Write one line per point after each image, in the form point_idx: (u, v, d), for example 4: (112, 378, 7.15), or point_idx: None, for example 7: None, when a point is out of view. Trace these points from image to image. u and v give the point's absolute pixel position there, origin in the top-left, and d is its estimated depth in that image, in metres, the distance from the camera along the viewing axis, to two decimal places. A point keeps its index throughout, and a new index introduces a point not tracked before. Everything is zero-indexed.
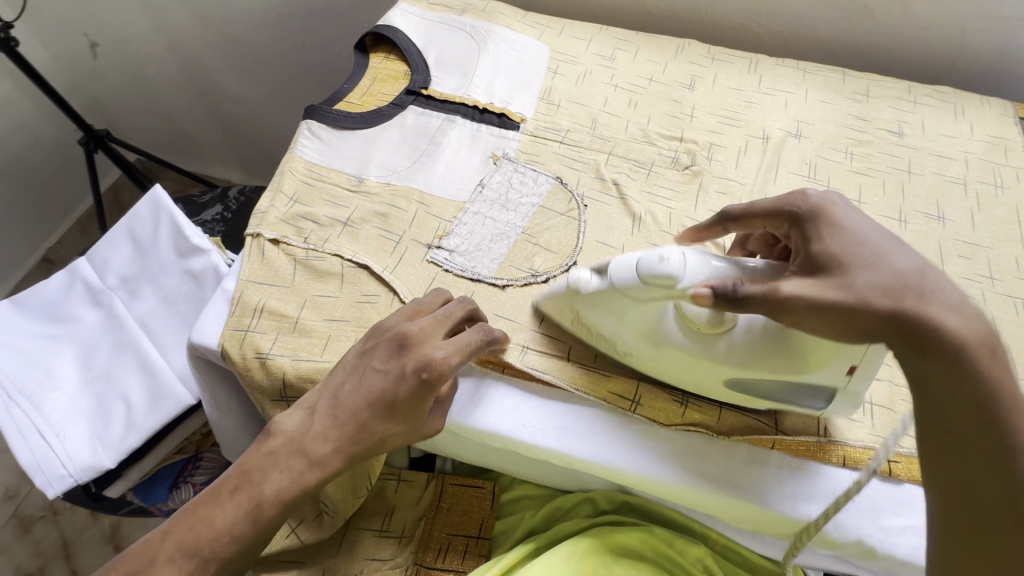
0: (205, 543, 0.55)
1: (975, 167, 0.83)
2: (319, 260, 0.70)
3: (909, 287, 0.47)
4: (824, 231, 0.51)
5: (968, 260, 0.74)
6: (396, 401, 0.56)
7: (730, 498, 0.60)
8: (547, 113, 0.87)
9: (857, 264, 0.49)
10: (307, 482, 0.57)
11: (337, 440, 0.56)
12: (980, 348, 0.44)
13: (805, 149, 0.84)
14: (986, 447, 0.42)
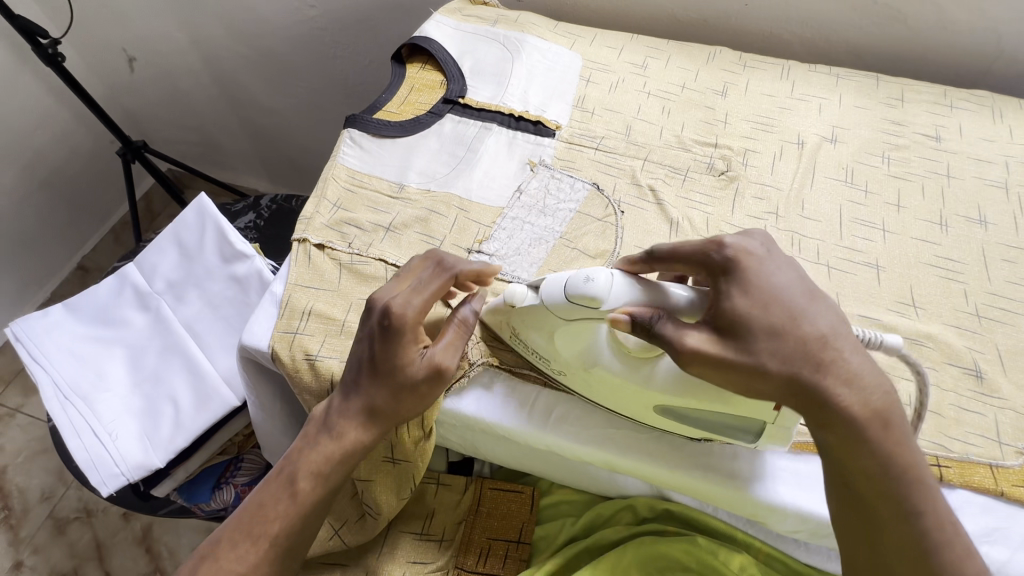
0: (255, 526, 0.59)
1: (1016, 171, 0.82)
2: (363, 265, 0.72)
3: (813, 356, 0.48)
4: (737, 286, 0.50)
5: (1012, 264, 0.73)
6: (379, 357, 0.59)
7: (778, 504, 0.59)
8: (582, 120, 0.89)
9: (762, 330, 0.49)
10: (332, 454, 0.59)
11: (354, 411, 0.59)
12: (879, 425, 0.48)
13: (841, 154, 0.84)
14: (893, 536, 0.49)
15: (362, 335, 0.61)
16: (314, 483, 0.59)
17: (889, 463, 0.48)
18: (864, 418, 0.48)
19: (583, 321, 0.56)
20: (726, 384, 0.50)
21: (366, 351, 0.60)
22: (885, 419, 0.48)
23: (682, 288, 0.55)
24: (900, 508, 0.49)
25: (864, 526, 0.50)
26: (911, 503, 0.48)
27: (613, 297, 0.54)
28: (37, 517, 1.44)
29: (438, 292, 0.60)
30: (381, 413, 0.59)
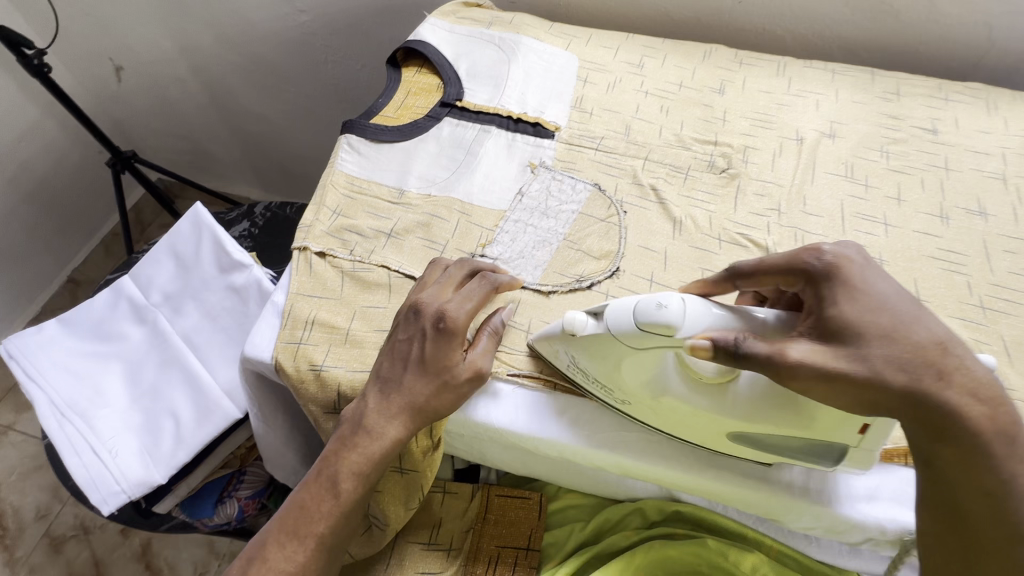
0: (298, 524, 0.59)
1: (1013, 162, 0.83)
2: (366, 272, 0.71)
3: (934, 365, 0.48)
4: (841, 295, 0.51)
5: (1014, 255, 0.74)
6: (427, 358, 0.60)
7: (794, 501, 0.59)
8: (581, 121, 0.88)
9: (874, 334, 0.49)
10: (369, 454, 0.58)
11: (394, 410, 0.59)
12: (1004, 442, 0.48)
13: (840, 149, 0.84)
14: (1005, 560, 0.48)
15: (405, 336, 0.61)
16: (353, 482, 0.59)
17: (1010, 486, 0.48)
18: (990, 432, 0.48)
19: (652, 349, 0.54)
20: (842, 394, 0.49)
21: (411, 354, 0.60)
22: (1004, 434, 0.48)
23: (761, 309, 0.55)
24: (1015, 533, 0.48)
25: (965, 548, 0.50)
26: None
27: (685, 327, 0.52)
28: (33, 536, 1.42)
29: (481, 297, 0.63)
30: (421, 410, 0.59)
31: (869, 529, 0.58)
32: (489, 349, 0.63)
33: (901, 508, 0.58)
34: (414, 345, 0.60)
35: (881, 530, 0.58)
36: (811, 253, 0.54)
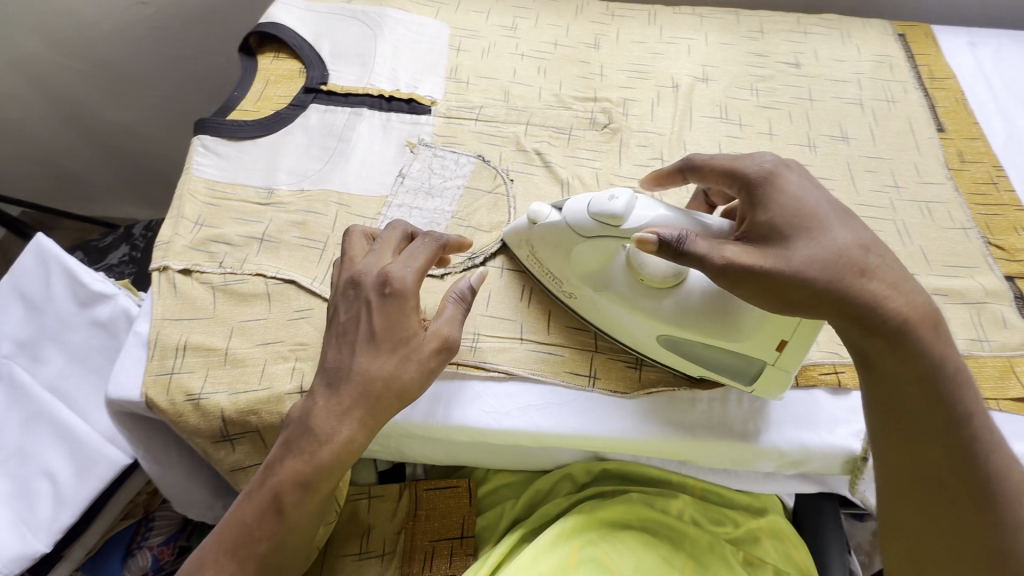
0: (234, 541, 0.52)
1: (867, 86, 0.88)
2: (240, 284, 0.65)
3: (853, 261, 0.48)
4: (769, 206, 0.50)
5: (874, 173, 0.78)
6: (378, 333, 0.53)
7: (699, 443, 0.60)
8: (458, 92, 0.85)
9: (800, 235, 0.49)
10: (315, 463, 0.51)
11: (343, 406, 0.52)
12: (930, 328, 0.48)
13: (713, 92, 0.86)
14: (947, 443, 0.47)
15: (354, 314, 0.55)
16: (297, 494, 0.52)
17: (940, 368, 0.48)
18: (913, 320, 0.48)
19: (605, 239, 0.58)
20: (766, 299, 0.49)
21: (364, 332, 0.54)
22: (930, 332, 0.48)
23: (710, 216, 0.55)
24: (951, 410, 0.47)
25: (904, 435, 0.49)
26: (966, 406, 0.47)
27: (634, 216, 0.55)
28: None
29: (428, 256, 0.57)
30: (378, 402, 0.52)
31: (770, 455, 0.60)
32: (460, 313, 0.57)
33: (798, 428, 0.60)
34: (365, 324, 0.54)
35: (781, 452, 0.60)
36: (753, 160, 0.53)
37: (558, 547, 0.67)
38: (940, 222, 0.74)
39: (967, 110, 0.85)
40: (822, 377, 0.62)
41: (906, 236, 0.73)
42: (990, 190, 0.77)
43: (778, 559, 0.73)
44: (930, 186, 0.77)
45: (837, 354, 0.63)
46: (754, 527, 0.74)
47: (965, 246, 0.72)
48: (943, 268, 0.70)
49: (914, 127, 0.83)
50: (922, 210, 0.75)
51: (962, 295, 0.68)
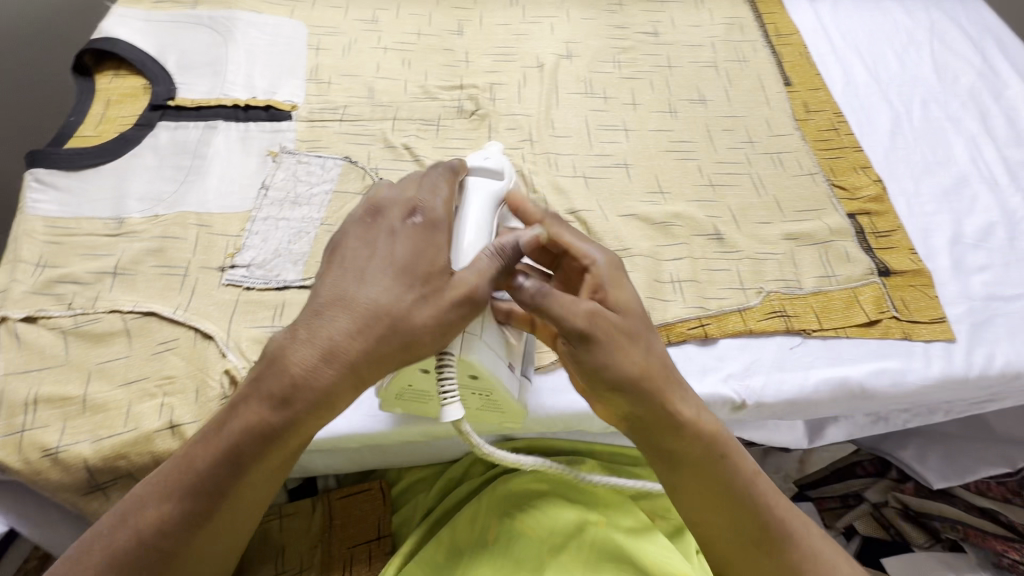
0: (179, 485, 0.47)
1: (720, 48, 0.92)
2: (94, 323, 0.61)
3: (648, 380, 0.49)
4: (613, 284, 0.52)
5: (731, 131, 0.83)
6: (399, 262, 0.47)
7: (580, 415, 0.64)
8: (320, 93, 0.82)
9: (619, 339, 0.49)
10: (286, 406, 0.46)
11: (336, 341, 0.45)
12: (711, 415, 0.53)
13: (577, 68, 0.88)
14: (724, 499, 0.53)
15: (367, 235, 0.49)
16: (257, 437, 0.46)
17: (715, 438, 0.52)
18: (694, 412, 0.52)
19: None
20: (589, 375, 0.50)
21: (376, 257, 0.48)
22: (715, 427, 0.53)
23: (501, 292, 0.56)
24: (717, 474, 0.52)
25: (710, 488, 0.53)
26: (730, 465, 0.52)
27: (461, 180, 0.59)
28: None
29: (450, 188, 0.52)
30: (373, 345, 0.45)
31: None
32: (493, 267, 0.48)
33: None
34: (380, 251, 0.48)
35: None
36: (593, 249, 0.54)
37: (478, 519, 0.69)
38: (790, 170, 0.80)
39: (810, 63, 0.91)
40: (691, 332, 0.66)
41: (761, 187, 0.78)
42: (833, 136, 0.83)
43: None
44: (781, 138, 0.83)
45: (703, 308, 0.67)
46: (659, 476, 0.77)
47: (812, 190, 0.78)
48: (794, 214, 0.76)
49: (764, 84, 0.88)
50: (775, 161, 0.80)
51: (811, 237, 0.74)
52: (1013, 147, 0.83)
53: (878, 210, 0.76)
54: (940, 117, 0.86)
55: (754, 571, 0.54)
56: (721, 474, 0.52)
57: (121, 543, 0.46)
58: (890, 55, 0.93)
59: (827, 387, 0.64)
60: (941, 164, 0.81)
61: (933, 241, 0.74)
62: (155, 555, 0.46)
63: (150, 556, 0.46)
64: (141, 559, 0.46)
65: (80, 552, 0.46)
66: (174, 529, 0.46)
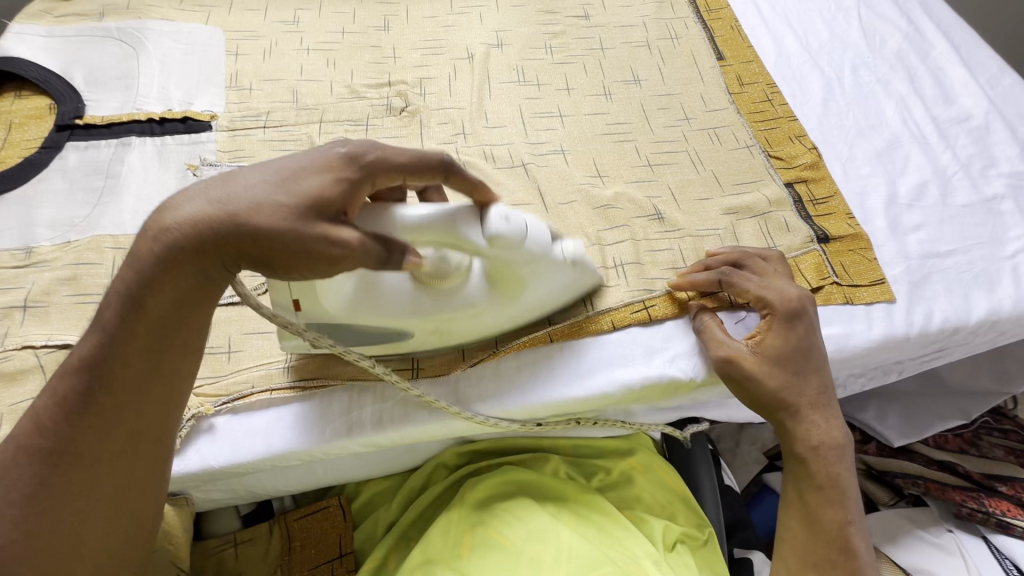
0: (63, 368, 0.45)
1: (652, 27, 0.91)
2: (3, 362, 0.57)
3: (787, 406, 0.60)
4: (770, 334, 0.60)
5: (666, 110, 0.82)
6: (303, 175, 0.44)
7: (529, 407, 0.61)
8: (240, 100, 0.78)
9: (788, 371, 0.60)
10: (147, 275, 0.43)
11: (206, 225, 0.43)
12: (822, 449, 0.60)
13: (508, 56, 0.86)
14: (808, 475, 0.60)
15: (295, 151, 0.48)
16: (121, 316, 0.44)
17: (812, 445, 0.60)
18: (824, 445, 0.60)
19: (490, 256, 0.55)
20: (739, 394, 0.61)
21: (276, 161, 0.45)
22: (837, 474, 0.60)
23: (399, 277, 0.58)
24: (802, 464, 0.60)
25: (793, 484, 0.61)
26: (824, 465, 0.60)
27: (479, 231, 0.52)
28: None
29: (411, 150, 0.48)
30: (219, 224, 0.42)
31: (597, 399, 0.62)
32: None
33: (616, 368, 0.63)
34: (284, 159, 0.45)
35: (604, 397, 0.62)
36: (782, 290, 0.62)
37: (449, 532, 0.65)
38: (727, 144, 0.79)
39: (742, 36, 0.91)
40: (635, 315, 0.65)
41: (699, 164, 0.77)
42: (767, 107, 0.83)
43: (653, 492, 0.75)
44: (716, 113, 0.82)
45: (647, 290, 0.67)
46: (627, 466, 0.76)
47: (750, 162, 0.78)
48: (733, 188, 0.76)
49: (697, 59, 0.88)
50: (712, 137, 0.80)
51: (750, 210, 0.74)
52: (941, 106, 0.84)
53: (815, 177, 0.76)
54: (870, 82, 0.86)
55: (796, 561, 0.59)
56: (820, 513, 0.59)
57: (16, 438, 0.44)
58: (820, 23, 0.93)
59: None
60: (873, 127, 0.82)
61: (869, 204, 0.75)
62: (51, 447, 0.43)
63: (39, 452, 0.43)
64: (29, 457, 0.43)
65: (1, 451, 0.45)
66: (62, 419, 0.43)
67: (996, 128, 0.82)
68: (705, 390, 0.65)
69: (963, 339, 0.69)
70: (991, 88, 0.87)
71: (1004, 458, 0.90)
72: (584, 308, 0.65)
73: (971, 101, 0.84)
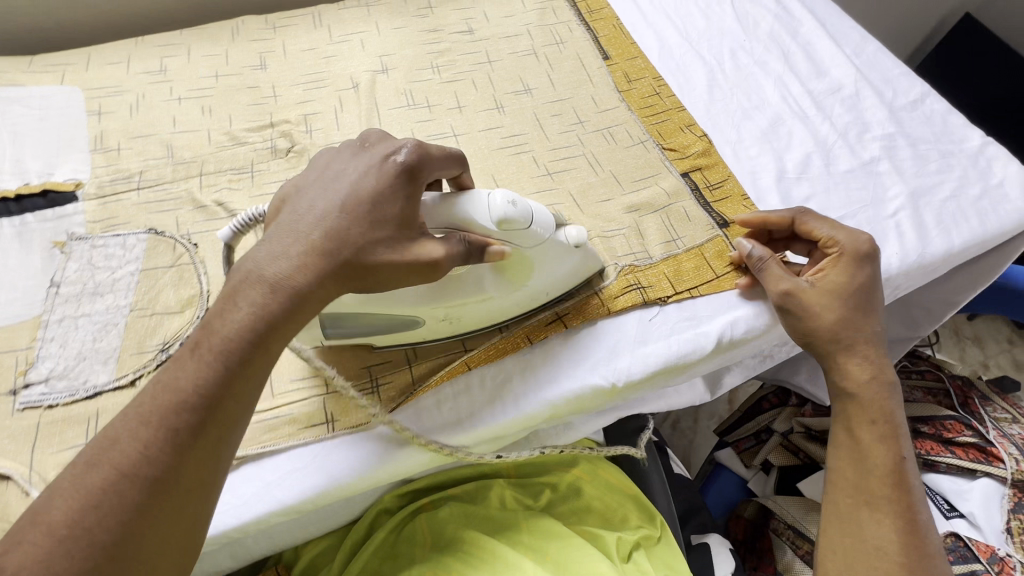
0: (161, 408, 0.41)
1: (537, 34, 0.92)
2: None
3: (839, 342, 0.61)
4: (837, 268, 0.62)
5: (559, 116, 0.82)
6: (376, 197, 0.48)
7: (454, 439, 0.60)
8: (108, 163, 0.73)
9: (854, 312, 0.62)
10: (274, 310, 0.44)
11: (305, 254, 0.45)
12: (872, 385, 0.61)
13: (395, 81, 0.84)
14: (863, 409, 0.61)
15: (337, 160, 0.51)
16: (245, 351, 0.43)
17: (861, 384, 0.61)
18: (874, 383, 0.61)
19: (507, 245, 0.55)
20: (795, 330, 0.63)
21: (347, 183, 0.49)
22: (891, 412, 0.60)
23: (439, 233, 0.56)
24: (859, 401, 0.61)
25: (846, 424, 0.62)
26: (873, 403, 0.60)
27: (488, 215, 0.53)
28: None
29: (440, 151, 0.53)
30: (330, 247, 0.46)
31: (522, 420, 0.61)
32: (459, 249, 0.51)
33: (537, 384, 0.62)
34: (351, 180, 0.49)
35: (523, 417, 0.61)
36: (855, 234, 0.63)
37: None
38: (622, 142, 0.80)
39: (625, 34, 0.93)
40: (550, 328, 0.64)
41: (598, 165, 0.78)
42: (656, 100, 0.85)
43: (603, 497, 0.76)
44: (608, 112, 0.83)
45: (558, 300, 0.67)
46: (572, 478, 0.76)
47: (646, 157, 0.79)
48: (632, 185, 0.77)
49: (584, 62, 0.89)
50: (606, 137, 0.81)
51: (652, 205, 0.75)
52: (815, 80, 0.89)
53: (708, 163, 0.79)
54: (749, 64, 0.90)
55: (853, 499, 0.58)
56: (870, 449, 0.59)
57: (83, 489, 0.38)
58: (697, 12, 0.96)
59: (761, 326, 0.66)
60: (756, 108, 0.85)
61: (761, 183, 0.77)
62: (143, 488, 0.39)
63: (132, 485, 0.38)
64: (125, 492, 0.38)
65: (42, 499, 0.38)
66: (163, 464, 0.39)
67: (866, 94, 0.87)
68: (632, 391, 0.65)
69: None
70: (857, 56, 0.92)
71: (923, 398, 0.96)
72: (497, 331, 0.65)
73: (841, 71, 0.89)
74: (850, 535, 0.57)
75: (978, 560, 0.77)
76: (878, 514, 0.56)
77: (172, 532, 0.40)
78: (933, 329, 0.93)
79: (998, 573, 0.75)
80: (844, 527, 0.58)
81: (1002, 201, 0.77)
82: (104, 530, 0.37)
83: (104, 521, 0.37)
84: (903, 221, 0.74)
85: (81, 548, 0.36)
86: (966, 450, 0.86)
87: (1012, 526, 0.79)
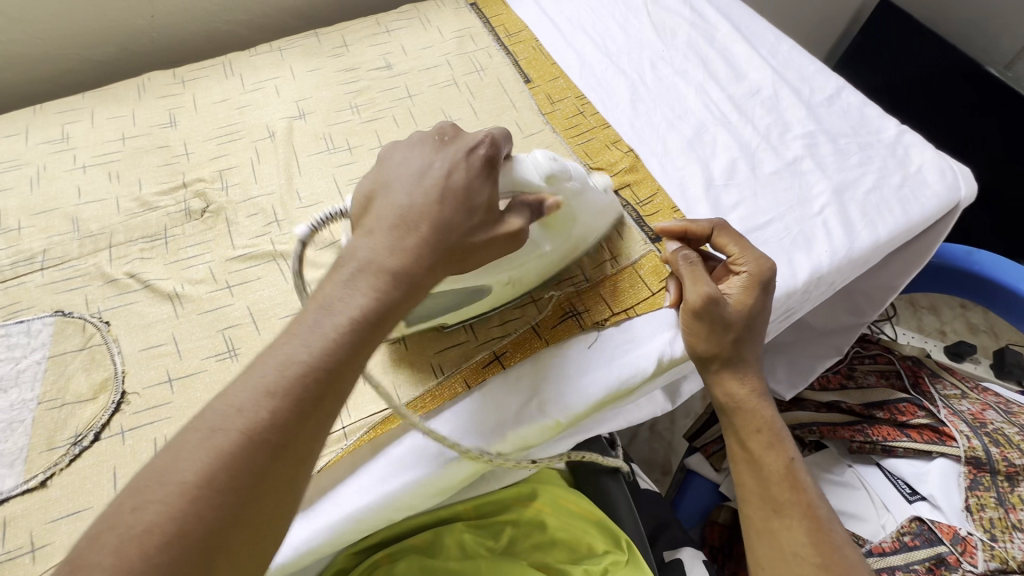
0: (285, 385, 0.39)
1: (457, 63, 0.91)
2: None
3: (726, 361, 0.62)
4: (743, 290, 0.62)
5: None
6: (466, 183, 0.50)
7: (385, 503, 0.57)
8: (8, 245, 0.69)
9: (744, 335, 0.62)
10: (394, 290, 0.45)
11: (415, 237, 0.46)
12: (748, 394, 0.63)
13: (314, 125, 0.82)
14: (744, 419, 0.62)
15: (419, 155, 0.52)
16: (368, 330, 0.43)
17: (736, 399, 0.62)
18: (747, 395, 0.63)
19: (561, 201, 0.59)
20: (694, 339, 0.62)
21: (429, 176, 0.50)
22: (770, 417, 0.62)
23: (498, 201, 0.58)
24: (740, 415, 0.62)
25: (738, 435, 0.62)
26: (753, 412, 0.62)
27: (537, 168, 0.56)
28: None
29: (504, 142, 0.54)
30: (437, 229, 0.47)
31: (453, 473, 0.59)
32: (528, 218, 0.54)
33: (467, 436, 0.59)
34: (433, 173, 0.50)
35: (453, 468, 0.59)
36: (763, 257, 0.63)
37: None
38: None
39: (545, 54, 0.93)
40: (486, 369, 0.63)
41: None
42: (579, 120, 0.85)
43: (564, 527, 0.74)
44: (533, 136, 0.83)
45: (495, 339, 0.65)
46: (533, 512, 0.75)
47: None
48: None
49: (506, 87, 0.88)
50: None
51: None
52: (734, 84, 0.90)
53: (636, 179, 0.79)
54: (669, 74, 0.90)
55: (758, 511, 0.59)
56: (763, 458, 0.60)
57: (209, 453, 0.36)
58: (614, 27, 0.96)
59: None
60: (680, 118, 0.85)
61: (689, 193, 0.78)
62: (266, 455, 0.37)
63: (258, 452, 0.37)
64: (251, 462, 0.36)
65: (164, 459, 0.36)
66: (286, 430, 0.38)
67: (784, 94, 0.88)
68: (576, 424, 0.64)
69: (800, 298, 0.73)
70: (773, 57, 0.94)
71: (876, 383, 0.98)
72: (434, 376, 0.62)
73: (758, 73, 0.91)
74: (770, 547, 0.58)
75: (942, 542, 0.78)
76: (788, 521, 0.57)
77: (279, 512, 0.38)
78: (878, 314, 0.92)
79: (961, 553, 0.76)
80: (765, 543, 0.58)
81: (921, 187, 0.79)
82: (229, 501, 0.35)
83: (231, 487, 0.35)
84: (829, 217, 0.75)
85: (197, 519, 0.34)
86: (921, 432, 0.87)
87: (970, 504, 0.79)
